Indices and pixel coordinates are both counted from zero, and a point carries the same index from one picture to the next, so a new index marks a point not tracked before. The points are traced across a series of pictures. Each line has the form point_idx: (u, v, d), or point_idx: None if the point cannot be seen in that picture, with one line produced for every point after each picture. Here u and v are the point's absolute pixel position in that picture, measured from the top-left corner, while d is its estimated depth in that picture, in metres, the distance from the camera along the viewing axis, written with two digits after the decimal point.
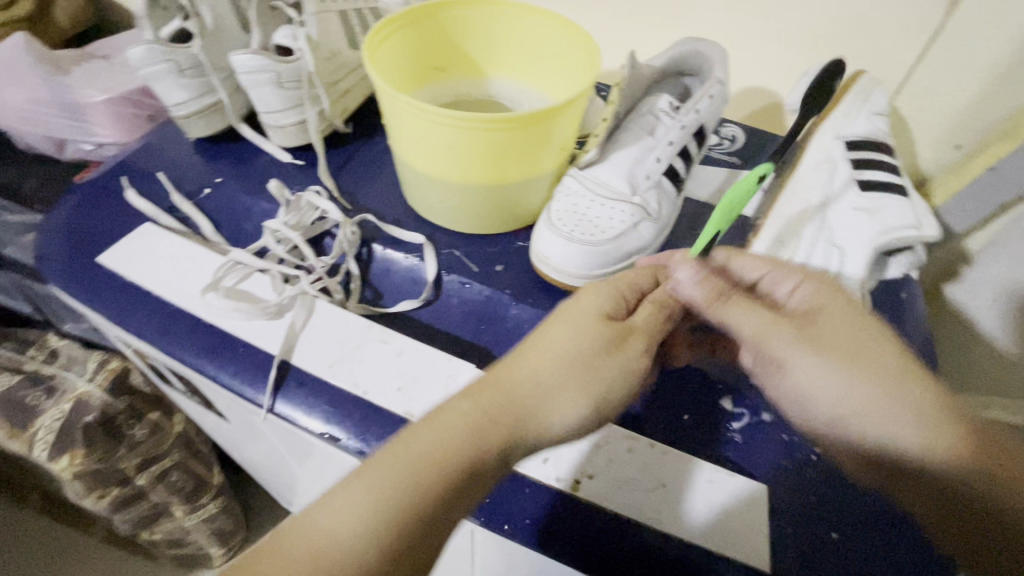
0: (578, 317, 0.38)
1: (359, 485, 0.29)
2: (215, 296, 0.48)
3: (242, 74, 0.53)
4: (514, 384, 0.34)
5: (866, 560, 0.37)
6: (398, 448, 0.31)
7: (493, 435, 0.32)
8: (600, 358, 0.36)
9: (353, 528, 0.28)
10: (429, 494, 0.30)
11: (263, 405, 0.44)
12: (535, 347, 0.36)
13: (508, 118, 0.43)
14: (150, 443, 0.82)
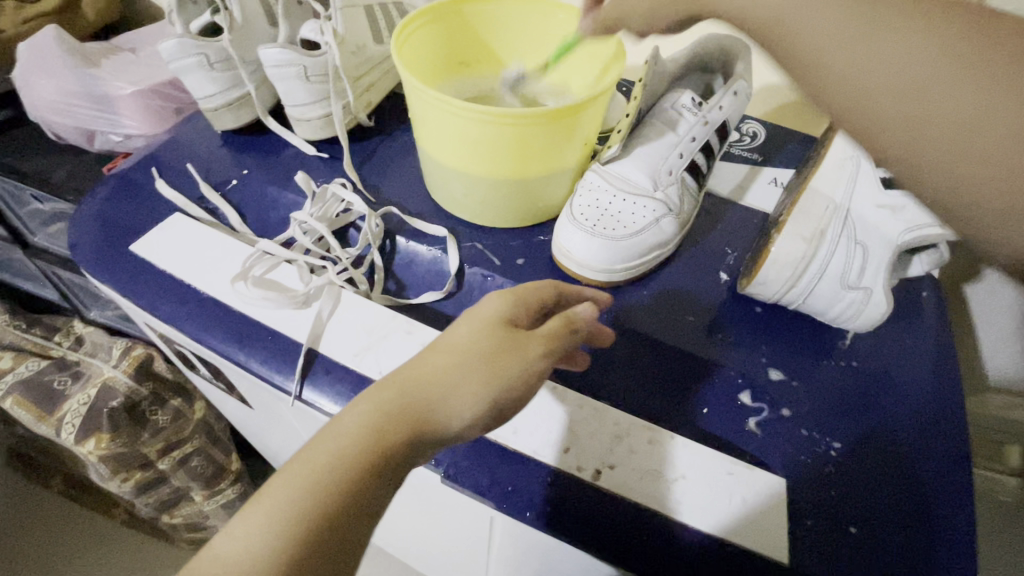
0: (475, 320, 0.37)
1: (256, 511, 0.29)
2: (244, 286, 0.49)
3: (270, 67, 0.55)
4: (408, 378, 0.34)
5: (886, 559, 0.37)
6: (298, 464, 0.30)
7: (391, 429, 0.32)
8: (496, 353, 0.35)
9: (258, 533, 0.28)
10: (329, 507, 0.29)
11: (290, 391, 0.46)
12: (435, 343, 0.36)
13: (534, 113, 0.43)
14: (172, 429, 0.84)
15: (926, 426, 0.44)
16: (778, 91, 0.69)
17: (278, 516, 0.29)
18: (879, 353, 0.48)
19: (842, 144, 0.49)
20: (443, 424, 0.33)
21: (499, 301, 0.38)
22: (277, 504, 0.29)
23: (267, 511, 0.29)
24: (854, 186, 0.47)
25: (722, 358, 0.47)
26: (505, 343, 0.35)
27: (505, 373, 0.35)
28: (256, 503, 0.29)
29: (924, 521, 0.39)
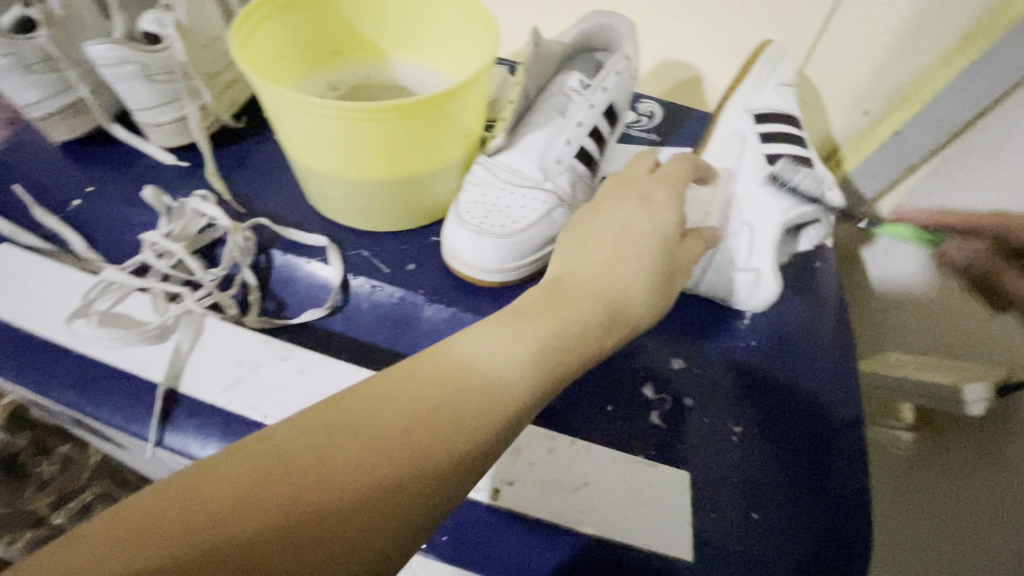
0: (656, 203, 0.37)
1: (380, 416, 0.25)
2: (85, 323, 0.42)
3: (102, 67, 0.46)
4: (505, 346, 0.29)
5: (784, 534, 0.38)
6: (452, 376, 0.27)
7: (472, 423, 0.26)
8: (672, 248, 0.37)
9: (292, 489, 0.22)
10: (471, 429, 0.26)
11: (148, 440, 0.40)
12: (548, 293, 0.33)
13: (395, 105, 0.38)
14: (64, 478, 0.71)
15: (818, 401, 0.44)
16: (674, 67, 0.68)
17: (324, 475, 0.23)
18: (775, 329, 0.48)
19: (730, 124, 0.50)
20: (596, 340, 0.31)
21: (668, 191, 0.38)
22: (324, 454, 0.23)
23: (310, 460, 0.23)
24: (741, 164, 0.48)
25: (622, 350, 0.45)
26: (675, 239, 0.37)
27: (588, 357, 0.31)
28: (299, 446, 0.23)
29: (809, 495, 0.40)
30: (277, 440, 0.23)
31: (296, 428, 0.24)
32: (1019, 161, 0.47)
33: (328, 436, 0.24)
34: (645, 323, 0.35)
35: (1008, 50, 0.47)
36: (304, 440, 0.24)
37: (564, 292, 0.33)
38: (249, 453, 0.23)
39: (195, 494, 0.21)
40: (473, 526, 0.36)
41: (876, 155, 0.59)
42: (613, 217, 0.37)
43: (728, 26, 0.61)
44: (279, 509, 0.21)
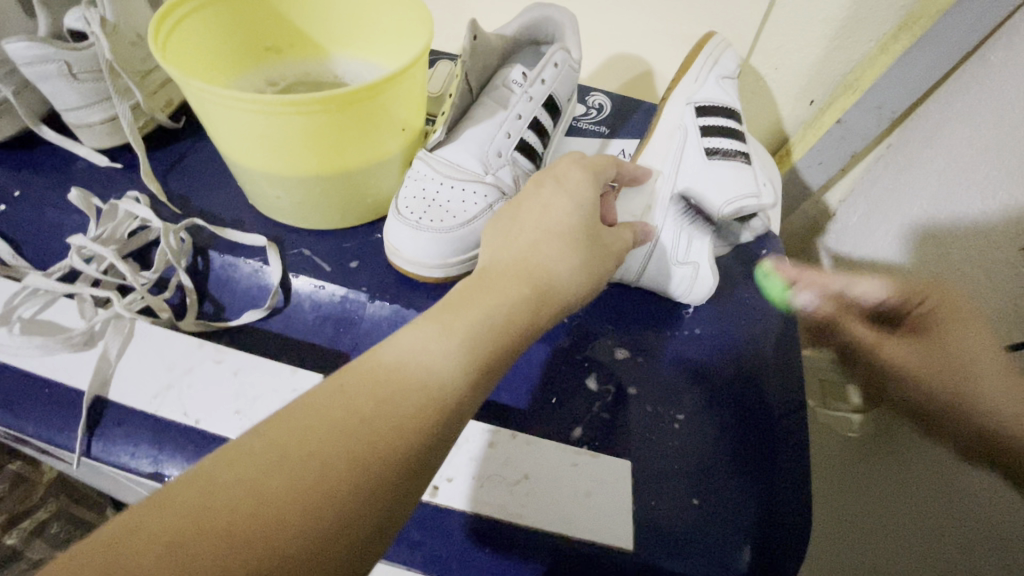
0: (568, 183, 0.37)
1: (316, 420, 0.23)
2: (7, 332, 0.41)
3: (22, 66, 0.44)
4: (439, 342, 0.27)
5: (729, 520, 0.38)
6: (388, 374, 0.26)
7: (411, 426, 0.25)
8: (595, 229, 0.37)
9: (228, 528, 0.20)
10: (416, 425, 0.25)
11: (74, 451, 0.38)
12: (476, 282, 0.32)
13: (321, 98, 0.37)
14: (16, 499, 0.68)
15: (758, 389, 0.45)
16: (623, 60, 0.68)
17: (261, 506, 0.20)
18: (720, 317, 0.48)
19: (673, 116, 0.50)
20: (526, 322, 0.31)
21: (584, 171, 0.39)
22: (257, 483, 0.21)
23: (242, 493, 0.20)
24: (682, 157, 0.48)
25: (568, 341, 0.46)
26: (595, 221, 0.37)
27: (519, 340, 0.30)
28: (225, 482, 0.21)
29: (751, 483, 0.40)
30: (200, 479, 0.21)
31: (218, 462, 0.21)
32: (950, 149, 0.49)
33: (258, 463, 0.21)
34: (576, 300, 0.35)
35: (939, 38, 0.48)
36: (230, 471, 0.21)
37: (491, 279, 0.32)
38: (165, 502, 0.20)
39: (107, 555, 0.18)
40: (454, 541, 0.36)
41: (820, 144, 0.61)
42: (536, 202, 0.37)
43: (674, 19, 0.62)
44: (217, 551, 0.19)
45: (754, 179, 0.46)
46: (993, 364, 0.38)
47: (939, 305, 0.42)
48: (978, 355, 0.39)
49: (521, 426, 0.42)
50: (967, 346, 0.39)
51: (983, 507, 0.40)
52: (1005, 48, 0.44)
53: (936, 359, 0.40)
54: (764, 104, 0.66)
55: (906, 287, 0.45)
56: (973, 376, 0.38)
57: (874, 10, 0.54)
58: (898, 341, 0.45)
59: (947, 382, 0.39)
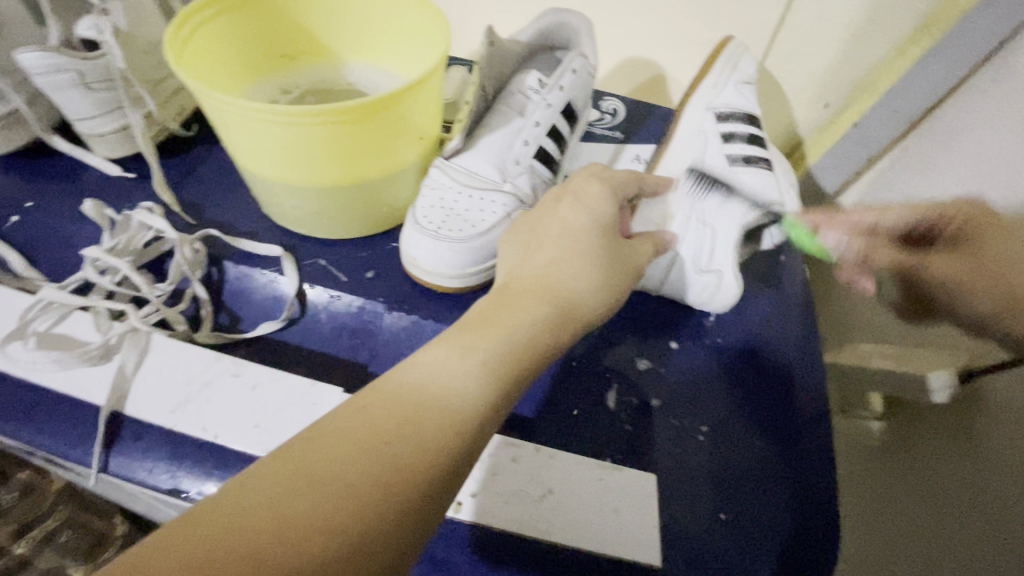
0: (591, 195, 0.37)
1: (342, 443, 0.23)
2: (22, 346, 0.40)
3: (35, 76, 0.44)
4: (461, 361, 0.27)
5: (757, 535, 0.37)
6: (409, 397, 0.25)
7: (436, 447, 0.24)
8: (617, 242, 0.36)
9: (251, 555, 0.19)
10: (442, 449, 0.24)
11: (91, 467, 0.38)
12: (496, 298, 0.32)
13: (339, 108, 0.36)
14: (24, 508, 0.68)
15: (779, 399, 0.44)
16: (635, 64, 0.68)
17: (287, 532, 0.20)
18: (740, 327, 0.48)
19: (692, 122, 0.49)
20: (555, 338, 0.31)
21: (602, 184, 0.38)
22: (281, 507, 0.20)
23: (267, 518, 0.20)
24: (702, 163, 0.47)
25: (588, 352, 0.45)
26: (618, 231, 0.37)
27: (543, 356, 0.30)
28: (249, 507, 0.20)
29: (781, 498, 0.39)
30: (223, 506, 0.20)
31: (245, 484, 0.21)
32: (974, 152, 0.48)
33: (281, 486, 0.21)
34: (600, 312, 0.34)
35: (961, 40, 0.47)
36: (252, 497, 0.20)
37: (513, 295, 0.32)
38: (186, 530, 0.19)
39: None
40: (478, 556, 0.35)
41: (836, 148, 0.60)
42: (555, 217, 0.36)
43: (688, 23, 0.61)
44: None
45: (774, 184, 0.46)
46: (1012, 262, 0.40)
47: (972, 218, 0.41)
48: (1011, 256, 0.40)
49: (543, 438, 0.41)
50: (1002, 255, 0.40)
51: None
52: None
53: (975, 269, 0.41)
54: (778, 107, 0.65)
55: (923, 207, 0.43)
56: (1010, 282, 0.40)
57: (892, 12, 0.53)
58: (937, 258, 0.43)
59: (991, 285, 0.40)
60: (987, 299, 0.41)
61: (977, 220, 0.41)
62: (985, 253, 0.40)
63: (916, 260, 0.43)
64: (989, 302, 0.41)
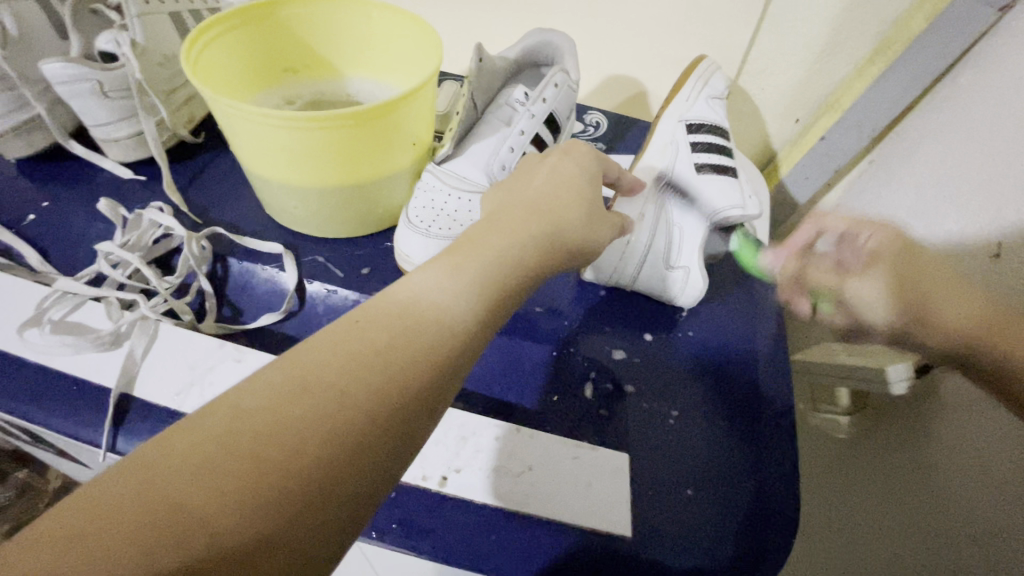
0: (580, 152, 0.40)
1: (336, 355, 0.24)
2: (38, 332, 0.43)
3: (57, 85, 0.47)
4: (448, 280, 0.29)
5: (719, 511, 0.40)
6: (398, 320, 0.26)
7: (424, 361, 0.26)
8: (596, 190, 0.39)
9: (249, 455, 0.21)
10: (432, 365, 0.26)
11: (100, 445, 0.40)
12: (487, 223, 0.34)
13: (339, 115, 0.40)
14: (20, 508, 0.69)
15: (750, 386, 0.48)
16: (618, 82, 0.72)
17: (280, 435, 0.21)
18: (712, 322, 0.52)
19: (666, 131, 0.53)
20: (538, 258, 0.33)
21: (592, 150, 0.41)
22: (281, 410, 0.22)
23: (266, 421, 0.21)
24: (672, 170, 0.51)
25: (567, 346, 0.48)
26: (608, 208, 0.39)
27: None
28: (250, 410, 0.22)
29: (744, 480, 0.42)
30: (223, 408, 0.22)
31: (247, 392, 0.22)
32: (927, 164, 0.52)
33: (280, 395, 0.22)
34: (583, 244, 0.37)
35: (913, 62, 0.52)
36: (248, 400, 0.22)
37: (500, 219, 0.34)
38: (188, 430, 0.21)
39: (148, 476, 0.19)
40: (461, 530, 0.38)
41: (805, 161, 0.65)
42: (546, 168, 0.39)
43: (666, 44, 0.66)
44: (244, 474, 0.20)
45: (738, 192, 0.50)
46: (940, 279, 0.38)
47: (896, 243, 0.40)
48: (935, 280, 0.38)
49: (528, 423, 0.44)
50: (940, 286, 0.37)
51: (981, 486, 0.42)
52: (974, 71, 0.48)
53: (894, 284, 0.39)
54: (751, 122, 0.70)
55: (857, 220, 0.43)
56: (941, 306, 0.37)
57: (851, 36, 0.58)
58: (859, 277, 0.42)
59: (910, 305, 0.38)
60: (941, 326, 0.37)
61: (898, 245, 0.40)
62: (904, 274, 0.39)
63: (855, 285, 0.43)
64: (927, 321, 0.38)
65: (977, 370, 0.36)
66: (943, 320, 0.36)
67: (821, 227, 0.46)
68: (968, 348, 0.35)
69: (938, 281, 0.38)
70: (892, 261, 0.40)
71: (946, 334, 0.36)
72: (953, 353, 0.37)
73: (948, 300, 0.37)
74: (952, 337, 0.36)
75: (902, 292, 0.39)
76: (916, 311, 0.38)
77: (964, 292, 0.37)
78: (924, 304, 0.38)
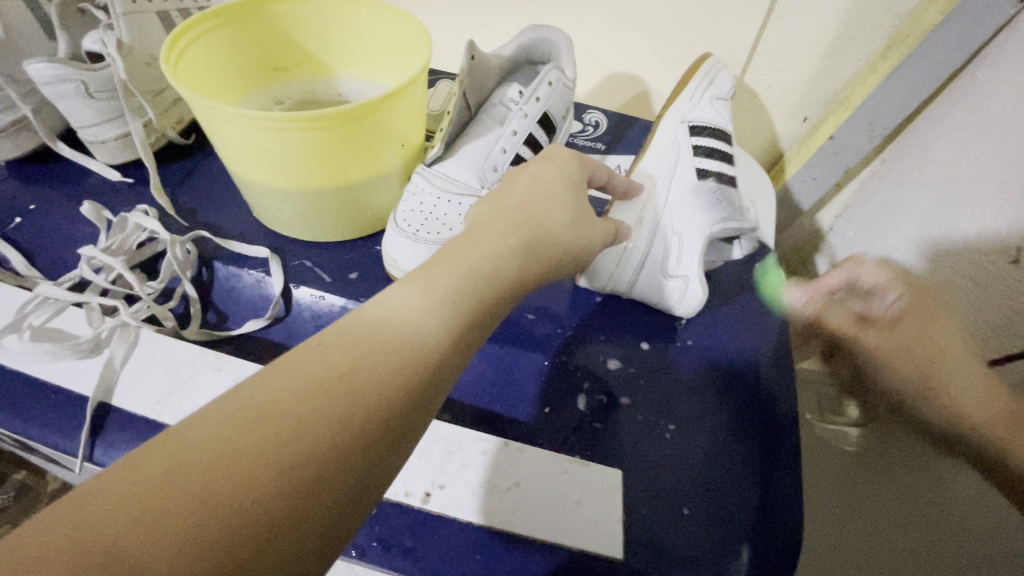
0: (559, 157, 0.38)
1: (297, 378, 0.23)
2: (17, 339, 0.42)
3: (41, 85, 0.46)
4: (420, 297, 0.27)
5: (717, 529, 0.38)
6: (365, 340, 0.25)
7: (393, 382, 0.24)
8: (583, 196, 0.37)
9: (199, 492, 0.19)
10: (402, 386, 0.24)
11: (77, 455, 0.39)
12: (465, 237, 0.32)
13: (323, 115, 0.38)
14: (18, 509, 0.68)
15: (751, 398, 0.45)
16: (619, 80, 0.70)
17: (235, 468, 0.19)
18: (711, 331, 0.49)
19: (666, 133, 0.52)
20: (522, 268, 0.31)
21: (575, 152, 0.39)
22: (235, 440, 0.20)
23: (216, 453, 0.20)
24: (672, 174, 0.50)
25: (560, 355, 0.46)
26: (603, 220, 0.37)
27: None
28: (199, 442, 0.20)
29: (747, 493, 0.40)
30: (171, 442, 0.20)
31: (197, 423, 0.21)
32: (942, 165, 0.50)
33: (233, 424, 0.21)
34: (570, 252, 0.35)
35: (927, 58, 0.49)
36: (201, 429, 0.21)
37: (478, 233, 0.32)
38: (134, 465, 0.19)
39: (82, 519, 0.17)
40: (445, 549, 0.36)
41: (813, 162, 0.62)
42: (525, 176, 0.36)
43: (668, 41, 0.63)
44: (194, 512, 0.18)
45: (738, 202, 0.48)
46: (963, 355, 0.38)
47: (924, 303, 0.40)
48: (956, 355, 0.38)
49: (519, 436, 0.42)
50: (956, 360, 0.38)
51: (997, 502, 0.39)
52: (993, 66, 0.45)
53: (903, 347, 0.41)
54: (757, 120, 0.68)
55: (891, 276, 0.42)
56: (952, 392, 0.38)
57: (862, 30, 0.55)
58: (873, 332, 0.43)
59: (925, 375, 0.39)
60: (945, 402, 0.38)
61: (928, 307, 0.40)
62: (920, 335, 0.40)
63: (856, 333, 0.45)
64: (935, 397, 0.39)
65: (984, 459, 0.36)
66: (956, 397, 0.37)
67: (883, 279, 0.43)
68: (965, 431, 0.37)
69: (964, 358, 0.38)
70: (927, 315, 0.40)
71: (952, 411, 0.37)
72: (956, 434, 0.38)
73: (964, 376, 0.37)
74: (964, 420, 0.37)
75: (918, 359, 0.40)
76: (930, 379, 0.39)
77: (977, 372, 0.37)
78: (931, 372, 0.39)
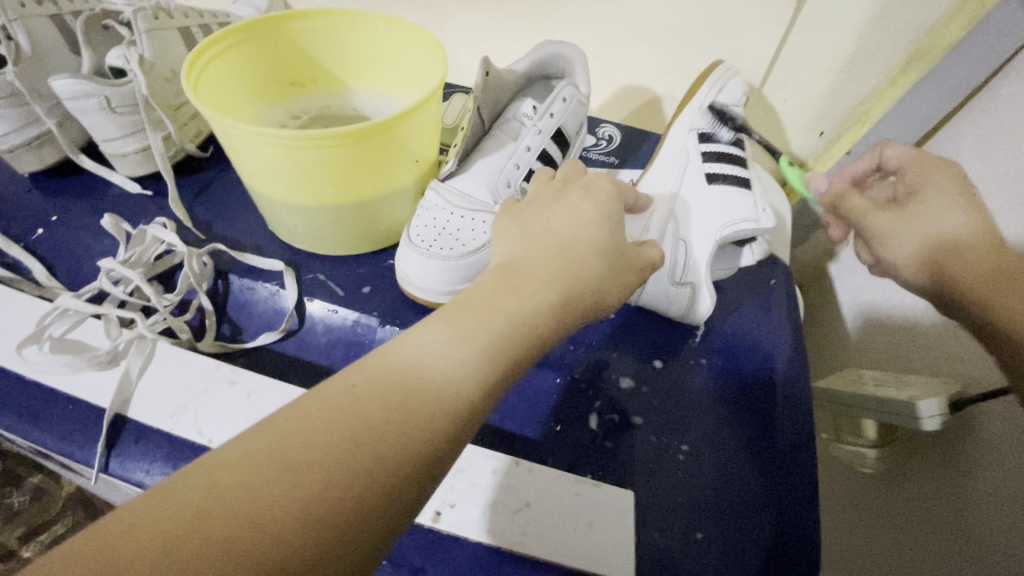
0: (601, 189, 0.38)
1: (326, 423, 0.23)
2: (37, 350, 0.43)
3: (66, 100, 0.47)
4: (451, 341, 0.27)
5: (730, 562, 0.37)
6: (393, 381, 0.25)
7: (418, 432, 0.24)
8: (620, 227, 0.37)
9: (224, 540, 0.19)
10: (425, 436, 0.24)
11: (93, 466, 0.40)
12: (503, 278, 0.31)
13: (339, 133, 0.39)
14: (33, 511, 0.66)
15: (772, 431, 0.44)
16: (633, 92, 0.70)
17: (260, 504, 0.20)
18: (731, 359, 0.48)
19: (676, 141, 0.52)
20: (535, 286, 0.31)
21: (611, 182, 0.39)
22: (261, 486, 0.20)
23: (242, 497, 0.20)
24: (681, 181, 0.50)
25: (576, 375, 0.46)
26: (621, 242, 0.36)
27: None
28: (229, 485, 0.20)
29: (764, 525, 0.39)
30: (199, 482, 0.20)
31: (227, 463, 0.21)
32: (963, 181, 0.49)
33: (261, 468, 0.21)
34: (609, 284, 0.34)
35: (947, 73, 0.49)
36: (229, 471, 0.21)
37: (517, 271, 0.31)
38: (162, 502, 0.19)
39: (109, 558, 0.18)
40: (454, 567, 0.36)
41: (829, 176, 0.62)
42: (566, 208, 0.36)
43: (682, 54, 0.63)
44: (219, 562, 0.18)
45: (752, 204, 0.47)
46: (977, 234, 0.37)
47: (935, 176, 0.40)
48: (958, 226, 0.38)
49: (530, 454, 0.42)
50: (962, 233, 0.38)
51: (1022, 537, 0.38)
52: (1017, 82, 0.44)
53: (914, 222, 0.40)
54: (773, 133, 0.67)
55: (916, 155, 0.42)
56: (966, 263, 0.37)
57: (880, 44, 0.55)
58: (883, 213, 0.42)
59: (936, 248, 0.39)
60: (964, 277, 0.37)
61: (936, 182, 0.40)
62: (927, 211, 0.39)
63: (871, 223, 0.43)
64: (956, 277, 0.38)
65: (997, 345, 0.36)
66: (965, 272, 0.37)
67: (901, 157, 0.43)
68: (982, 310, 0.36)
69: (967, 229, 0.38)
70: (927, 195, 0.40)
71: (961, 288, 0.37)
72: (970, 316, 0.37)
73: (966, 246, 0.37)
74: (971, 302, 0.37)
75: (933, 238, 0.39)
76: (940, 254, 0.38)
77: (992, 247, 0.37)
78: (947, 250, 0.38)
